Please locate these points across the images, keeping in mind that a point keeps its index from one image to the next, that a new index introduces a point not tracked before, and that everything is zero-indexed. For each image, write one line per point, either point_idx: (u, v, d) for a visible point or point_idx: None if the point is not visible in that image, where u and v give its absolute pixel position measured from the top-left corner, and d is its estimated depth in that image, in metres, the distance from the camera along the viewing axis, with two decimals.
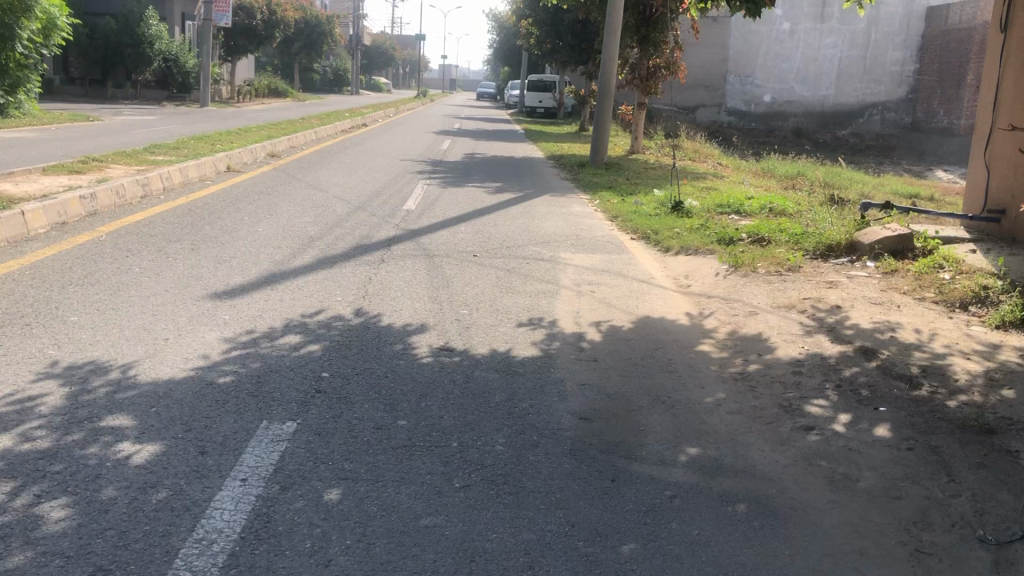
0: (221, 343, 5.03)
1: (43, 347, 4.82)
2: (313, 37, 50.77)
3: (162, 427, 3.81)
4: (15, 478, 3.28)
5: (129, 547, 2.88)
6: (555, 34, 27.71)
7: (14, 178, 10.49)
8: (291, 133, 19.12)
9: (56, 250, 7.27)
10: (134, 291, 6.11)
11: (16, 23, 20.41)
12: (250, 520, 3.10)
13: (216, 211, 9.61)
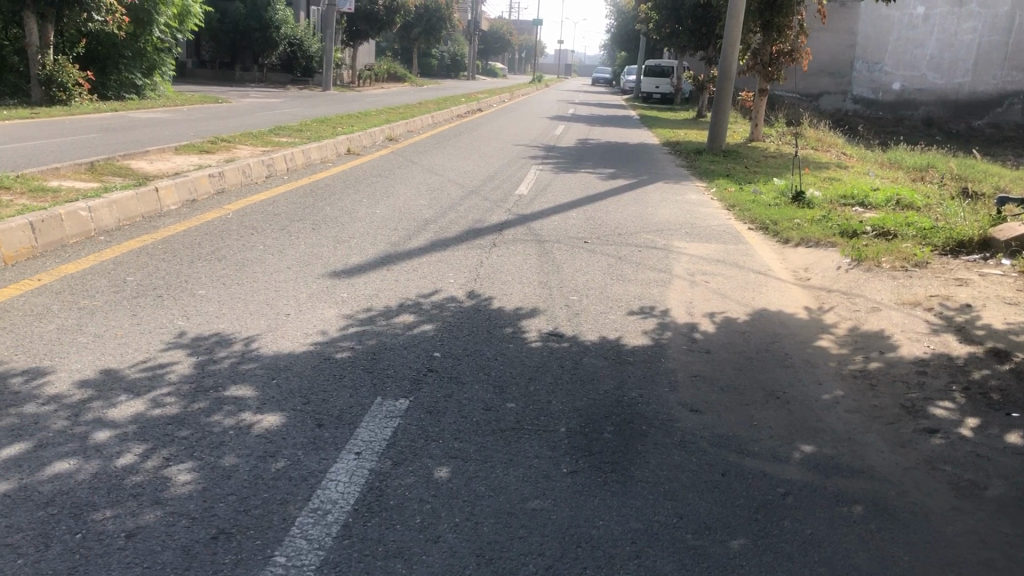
0: (340, 320, 5.19)
1: (173, 318, 5.06)
2: (432, 22, 51.48)
3: (282, 399, 3.96)
4: (147, 441, 3.47)
5: (249, 513, 3.00)
6: (675, 19, 27.24)
7: (149, 157, 11.02)
8: (408, 117, 19.43)
9: (186, 226, 7.62)
10: (258, 267, 6.35)
11: (155, 8, 22.89)
12: (363, 492, 3.19)
13: (335, 192, 9.87)
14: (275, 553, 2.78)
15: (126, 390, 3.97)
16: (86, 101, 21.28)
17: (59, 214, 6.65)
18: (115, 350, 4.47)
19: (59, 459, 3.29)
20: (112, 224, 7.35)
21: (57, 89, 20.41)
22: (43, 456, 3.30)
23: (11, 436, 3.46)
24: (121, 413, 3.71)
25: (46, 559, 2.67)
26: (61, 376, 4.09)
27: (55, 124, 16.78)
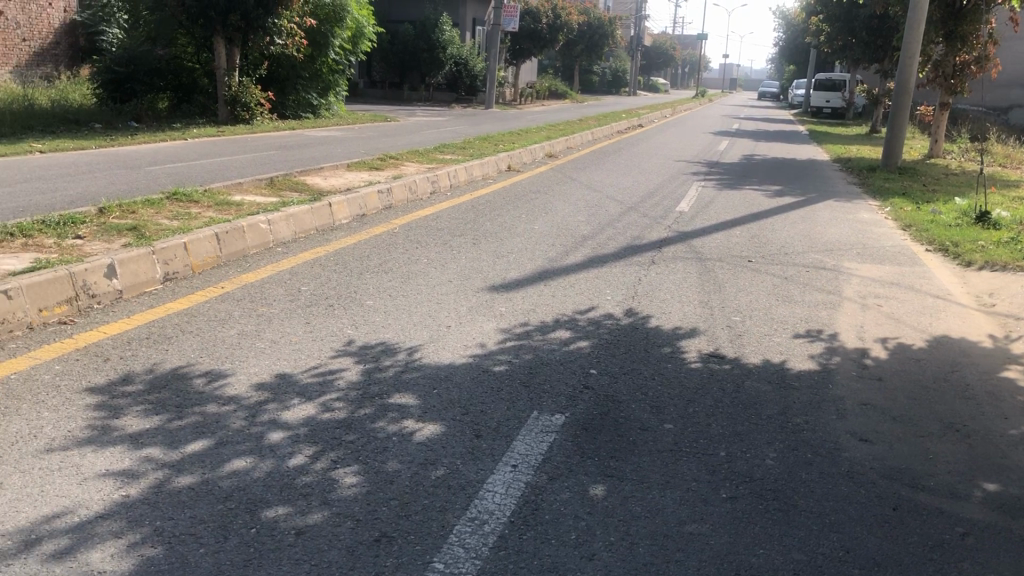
0: (498, 333, 5.28)
1: (342, 327, 5.30)
2: (595, 39, 51.70)
3: (443, 408, 4.05)
4: (317, 443, 3.64)
5: (410, 518, 3.09)
6: (848, 31, 26.15)
7: (324, 173, 11.59)
8: (569, 134, 19.57)
9: (357, 240, 7.96)
10: (421, 280, 6.55)
11: (331, 31, 24.01)
12: (520, 505, 3.22)
13: (496, 208, 10.05)
14: (434, 559, 2.85)
15: (299, 394, 4.18)
16: (267, 120, 22.73)
17: (242, 226, 7.11)
18: (289, 356, 4.72)
19: (237, 456, 3.50)
20: (289, 237, 7.78)
21: (241, 109, 21.94)
22: (223, 453, 3.52)
23: (196, 432, 3.71)
24: (293, 415, 3.91)
25: (225, 550, 2.85)
26: (240, 379, 4.35)
27: (240, 142, 17.96)
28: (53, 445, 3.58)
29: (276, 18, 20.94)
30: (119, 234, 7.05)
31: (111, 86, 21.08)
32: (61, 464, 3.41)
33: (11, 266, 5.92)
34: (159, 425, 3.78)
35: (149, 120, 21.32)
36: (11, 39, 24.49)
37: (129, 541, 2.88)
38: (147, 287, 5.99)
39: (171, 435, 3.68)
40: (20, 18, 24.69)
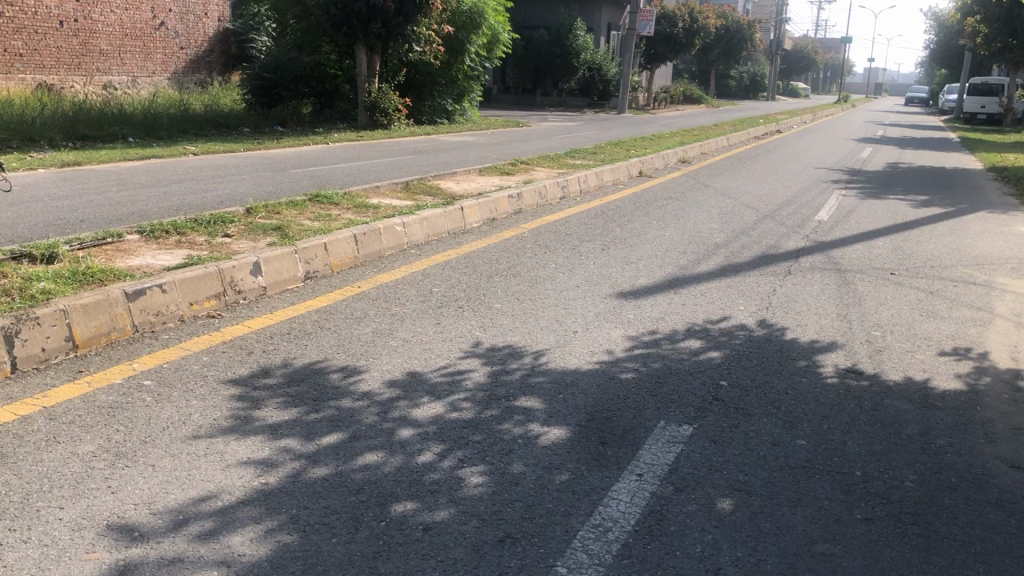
0: (626, 340, 5.25)
1: (471, 329, 5.39)
2: (733, 44, 50.61)
3: (569, 414, 4.06)
4: (444, 442, 3.71)
5: (534, 521, 3.11)
6: (1008, 32, 24.67)
7: (456, 178, 11.82)
8: (703, 140, 19.25)
9: (487, 243, 8.08)
10: (550, 285, 6.58)
11: (467, 38, 24.44)
12: (644, 514, 3.19)
13: (627, 214, 9.99)
14: (557, 563, 2.86)
15: (428, 392, 4.27)
16: (404, 125, 23.36)
17: (378, 227, 7.33)
18: (420, 355, 4.84)
19: (368, 451, 3.61)
20: (423, 239, 7.96)
21: (380, 114, 22.63)
22: (356, 447, 3.64)
23: (330, 426, 3.85)
24: (423, 413, 4.01)
25: (356, 541, 2.94)
26: (373, 375, 4.49)
27: (378, 146, 18.51)
28: (200, 432, 3.79)
29: (415, 26, 21.51)
30: (264, 234, 7.39)
31: (259, 92, 22.12)
32: (207, 451, 3.61)
33: (166, 261, 6.31)
34: (296, 417, 3.94)
35: (294, 125, 22.28)
36: (171, 47, 25.77)
37: (268, 527, 3.02)
38: (289, 284, 6.26)
39: (308, 427, 3.83)
40: (179, 28, 26.07)
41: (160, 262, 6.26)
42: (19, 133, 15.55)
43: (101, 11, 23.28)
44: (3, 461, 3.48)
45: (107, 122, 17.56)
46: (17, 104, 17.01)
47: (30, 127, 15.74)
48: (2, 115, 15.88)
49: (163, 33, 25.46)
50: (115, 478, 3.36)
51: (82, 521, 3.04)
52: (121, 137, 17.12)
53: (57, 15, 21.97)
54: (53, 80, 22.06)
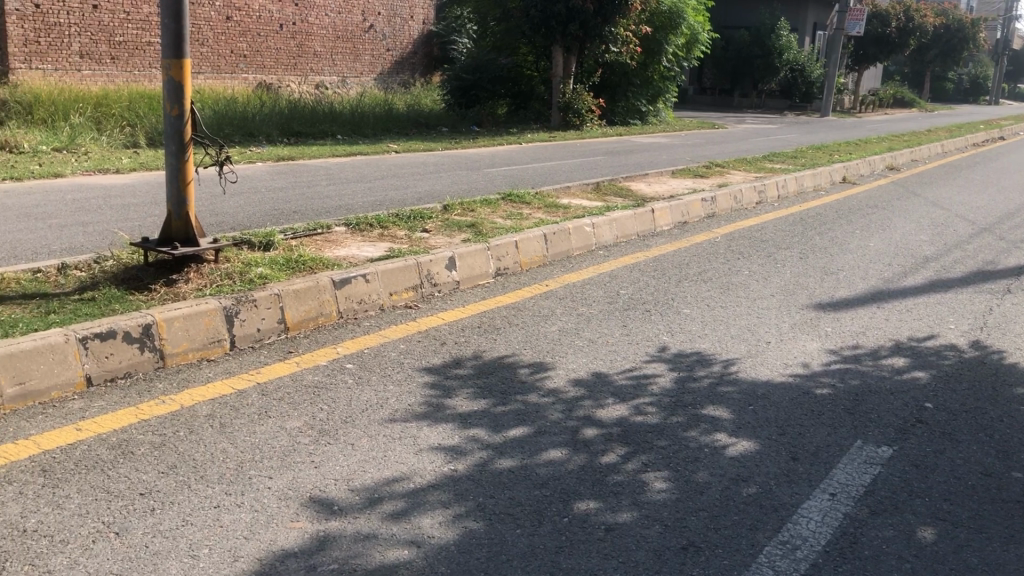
0: (823, 354, 5.03)
1: (659, 333, 5.34)
2: (953, 43, 47.27)
3: (758, 426, 3.95)
4: (629, 444, 3.71)
5: (718, 531, 3.06)
6: None
7: (648, 180, 11.73)
8: (914, 146, 18.09)
9: (678, 247, 7.98)
10: (742, 293, 6.42)
11: (665, 39, 24.14)
12: (836, 536, 3.06)
13: (827, 222, 9.56)
14: None
15: (614, 394, 4.28)
16: (597, 126, 23.44)
17: (569, 228, 7.41)
18: (606, 356, 4.85)
19: (553, 447, 3.66)
20: (612, 240, 7.97)
21: (574, 115, 22.84)
22: (541, 442, 3.71)
23: (517, 419, 3.94)
24: (608, 415, 4.02)
25: (540, 535, 3.00)
26: (560, 373, 4.55)
27: (571, 147, 18.67)
28: (396, 416, 3.98)
29: (613, 27, 21.53)
30: (459, 230, 7.64)
31: (459, 93, 22.85)
32: (401, 434, 3.78)
33: (369, 253, 6.66)
34: (485, 409, 4.05)
35: (490, 124, 22.84)
36: (377, 49, 27.08)
37: (455, 512, 3.13)
38: (481, 280, 6.43)
39: (496, 419, 3.94)
40: (387, 30, 27.35)
41: (363, 253, 6.61)
42: (241, 128, 16.85)
43: (317, 14, 24.81)
44: (221, 430, 3.80)
45: (319, 120, 18.69)
46: (240, 102, 18.42)
47: (251, 122, 17.01)
48: (228, 111, 17.25)
49: (371, 36, 26.79)
50: (317, 453, 3.59)
51: (288, 492, 3.27)
52: (330, 135, 18.18)
53: (278, 19, 23.60)
54: (272, 79, 23.73)
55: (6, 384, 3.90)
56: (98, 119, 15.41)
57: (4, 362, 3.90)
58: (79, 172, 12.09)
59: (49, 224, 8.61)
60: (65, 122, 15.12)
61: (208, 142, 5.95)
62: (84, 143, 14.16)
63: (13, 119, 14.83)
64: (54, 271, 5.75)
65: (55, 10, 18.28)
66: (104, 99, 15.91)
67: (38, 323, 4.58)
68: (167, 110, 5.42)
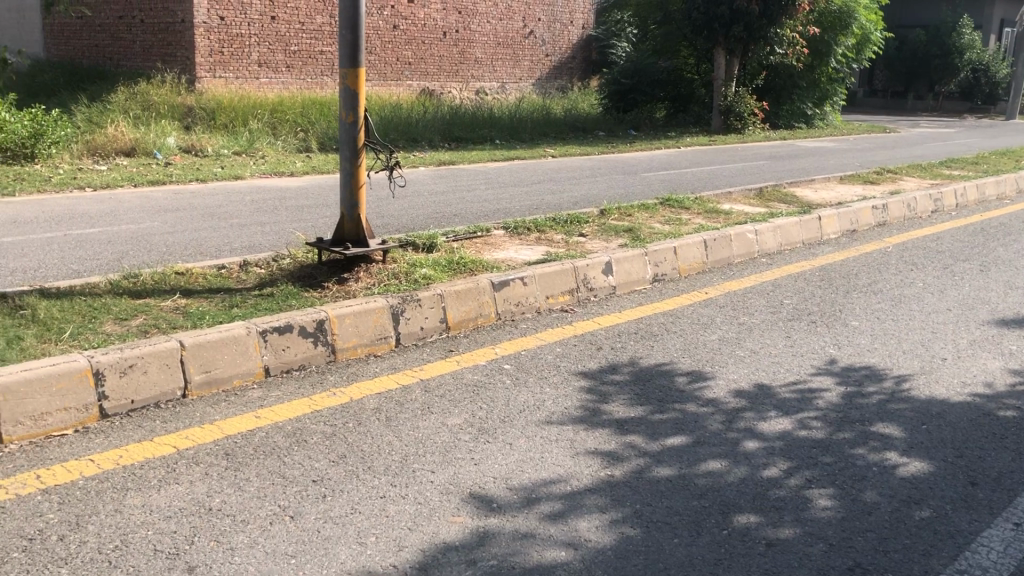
0: (1006, 374, 4.71)
1: (825, 345, 5.15)
2: None
3: (932, 447, 3.75)
4: (791, 459, 3.61)
5: (888, 555, 2.93)
6: None
7: (814, 186, 11.31)
8: None
9: (845, 256, 7.66)
10: (915, 306, 6.09)
11: (834, 40, 23.16)
12: (1019, 569, 2.87)
13: (1012, 233, 8.93)
14: None
15: (777, 407, 4.16)
16: (760, 129, 22.80)
17: (730, 234, 7.27)
18: (768, 367, 4.72)
19: (712, 458, 3.60)
20: (775, 248, 7.75)
21: (735, 118, 22.32)
22: (701, 452, 3.66)
23: (675, 428, 3.90)
24: (770, 428, 3.92)
25: (698, 545, 2.97)
26: (720, 383, 4.46)
27: (732, 151, 18.26)
28: (553, 418, 4.03)
29: (779, 28, 20.88)
30: (617, 235, 7.63)
31: (617, 97, 22.83)
32: (558, 437, 3.82)
33: (528, 256, 6.75)
34: (643, 416, 4.04)
35: (648, 129, 22.65)
36: (537, 54, 27.39)
37: (612, 518, 3.14)
38: (638, 285, 6.40)
39: (654, 426, 3.92)
40: (547, 35, 27.61)
41: (521, 257, 6.71)
42: (405, 133, 17.47)
43: (479, 21, 25.37)
44: (387, 423, 3.96)
45: (478, 125, 19.12)
46: (405, 108, 19.07)
47: (414, 128, 17.59)
48: (392, 117, 17.91)
49: (531, 41, 27.13)
50: (478, 451, 3.68)
51: (450, 486, 3.37)
52: (489, 140, 18.56)
53: (441, 26, 24.29)
54: (435, 86, 24.45)
55: (194, 371, 4.20)
56: (274, 124, 16.33)
57: (193, 350, 4.20)
58: (257, 174, 12.88)
59: (231, 223, 9.20)
60: (244, 127, 16.13)
61: (379, 147, 6.21)
62: (261, 147, 15.05)
63: (199, 125, 15.96)
64: (237, 268, 6.14)
65: (238, 21, 19.54)
66: (279, 105, 16.84)
67: (222, 316, 4.91)
68: (343, 117, 5.69)
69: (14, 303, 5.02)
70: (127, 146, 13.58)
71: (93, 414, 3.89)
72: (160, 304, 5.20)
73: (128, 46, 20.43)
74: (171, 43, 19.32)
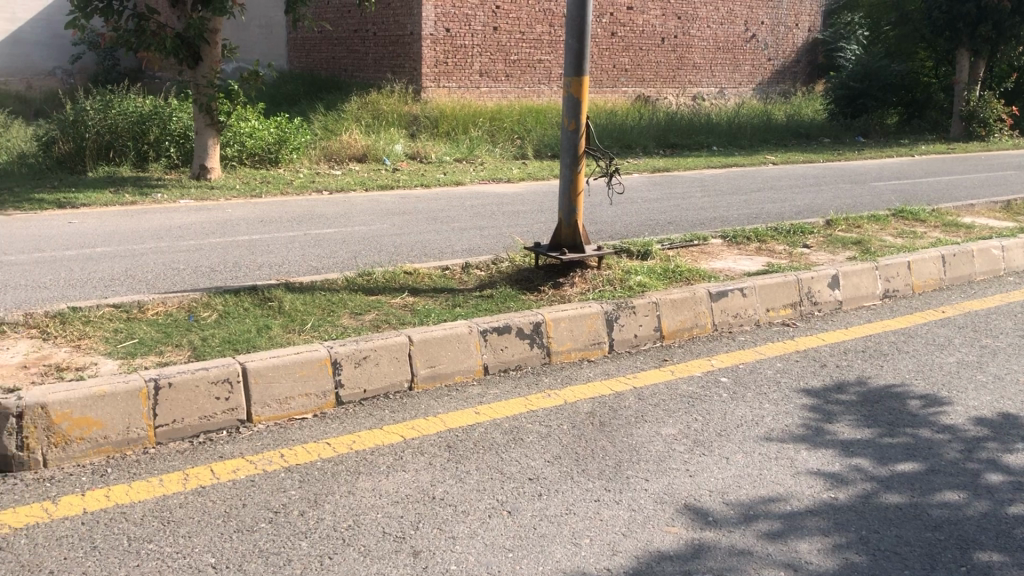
0: None
1: None
2: None
3: None
4: None
5: None
6: None
7: None
8: None
9: None
10: None
11: None
12: None
13: None
14: None
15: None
16: (1007, 137, 20.79)
17: (973, 250, 6.74)
18: (1015, 396, 4.34)
19: (948, 488, 3.37)
20: None
21: (978, 125, 20.50)
22: (936, 482, 3.43)
23: (907, 454, 3.68)
24: (1016, 461, 3.61)
25: None
26: (958, 410, 4.15)
27: (974, 160, 16.90)
28: (773, 434, 3.91)
29: None
30: (844, 246, 7.28)
31: (844, 102, 21.50)
32: (778, 454, 3.71)
33: (747, 267, 6.59)
34: (870, 438, 3.84)
35: (878, 136, 21.40)
36: (759, 59, 26.57)
37: (836, 542, 3.01)
38: (866, 301, 6.08)
39: (883, 450, 3.71)
40: (769, 39, 26.76)
41: (741, 267, 6.55)
42: (621, 140, 17.51)
43: (699, 27, 24.98)
44: (601, 428, 4.00)
45: (695, 132, 18.85)
46: (621, 114, 19.10)
47: (630, 134, 17.61)
48: (609, 124, 18.00)
49: (753, 45, 26.38)
50: (693, 463, 3.64)
51: (664, 496, 3.35)
52: (706, 146, 18.24)
53: (660, 33, 24.15)
54: (651, 92, 24.33)
55: (420, 365, 4.43)
56: (494, 132, 16.87)
57: (420, 346, 4.44)
58: (477, 180, 13.36)
59: (452, 227, 9.60)
60: (465, 134, 16.78)
61: (600, 153, 6.27)
62: (481, 154, 15.59)
63: (423, 132, 16.75)
64: (459, 269, 6.40)
65: (462, 32, 20.37)
66: (498, 114, 17.36)
67: (446, 314, 5.14)
68: (566, 124, 5.81)
69: (263, 296, 5.49)
70: (359, 152, 14.50)
71: (330, 401, 4.19)
72: (389, 301, 5.52)
73: (362, 59, 21.82)
74: (400, 55, 20.41)
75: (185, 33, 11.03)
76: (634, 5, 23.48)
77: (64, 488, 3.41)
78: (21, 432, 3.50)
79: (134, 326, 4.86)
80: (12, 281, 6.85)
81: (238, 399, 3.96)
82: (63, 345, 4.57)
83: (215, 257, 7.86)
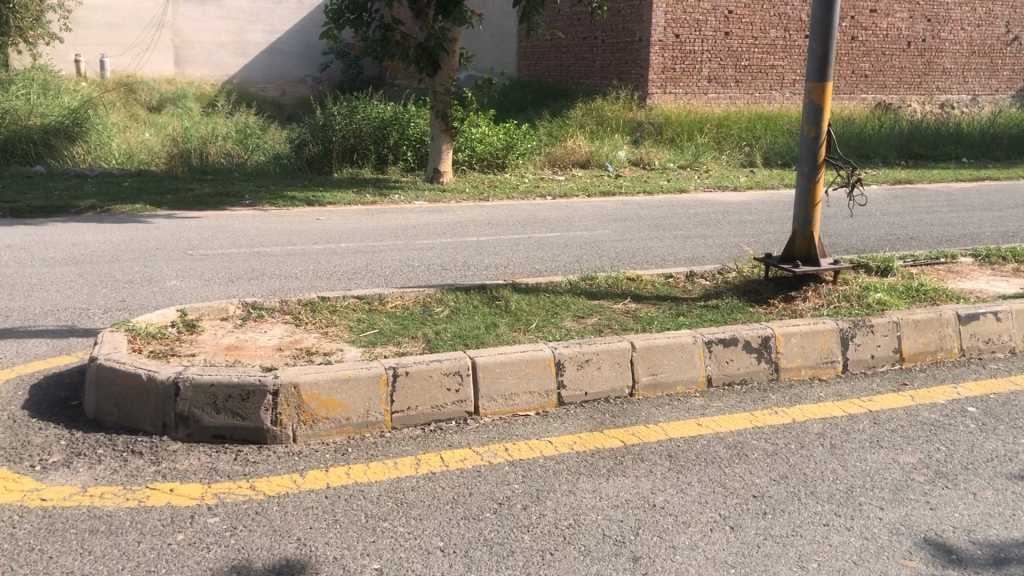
0: None
1: None
2: None
3: None
4: None
5: None
6: None
7: None
8: None
9: None
10: None
11: None
12: None
13: None
14: None
15: None
16: None
17: None
18: None
19: None
20: None
21: None
22: None
23: None
24: None
25: None
26: None
27: None
28: None
29: None
30: None
31: None
32: None
33: (1001, 289, 6.05)
34: None
35: None
36: (1021, 63, 24.24)
37: None
38: None
39: None
40: None
41: (995, 289, 6.03)
42: (859, 150, 16.64)
43: (951, 29, 23.17)
44: (832, 451, 3.82)
45: (943, 142, 17.53)
46: (860, 122, 18.12)
47: (868, 143, 16.70)
48: (846, 133, 17.14)
49: (1014, 48, 24.07)
50: (935, 495, 3.40)
51: (901, 527, 3.16)
52: (955, 157, 16.93)
53: (906, 36, 22.66)
54: (894, 99, 22.90)
55: (642, 372, 4.43)
56: (721, 139, 16.52)
57: (643, 352, 4.43)
58: (701, 188, 13.15)
59: (674, 234, 9.51)
60: (691, 141, 16.58)
61: (841, 163, 5.98)
62: (707, 162, 15.31)
63: (647, 139, 16.70)
64: (683, 277, 6.32)
65: (692, 38, 20.08)
66: (727, 120, 17.00)
67: (670, 323, 5.11)
68: (805, 131, 5.60)
69: (491, 295, 5.70)
70: (583, 158, 14.67)
71: (552, 400, 4.28)
72: (612, 307, 5.56)
73: (589, 65, 22.06)
74: (628, 61, 20.45)
75: (426, 42, 11.53)
76: (879, 7, 22.15)
77: (310, 463, 3.70)
78: (276, 409, 3.84)
79: (374, 317, 5.20)
80: (270, 270, 7.53)
81: (467, 392, 4.13)
82: (313, 331, 4.97)
83: (446, 256, 8.25)
